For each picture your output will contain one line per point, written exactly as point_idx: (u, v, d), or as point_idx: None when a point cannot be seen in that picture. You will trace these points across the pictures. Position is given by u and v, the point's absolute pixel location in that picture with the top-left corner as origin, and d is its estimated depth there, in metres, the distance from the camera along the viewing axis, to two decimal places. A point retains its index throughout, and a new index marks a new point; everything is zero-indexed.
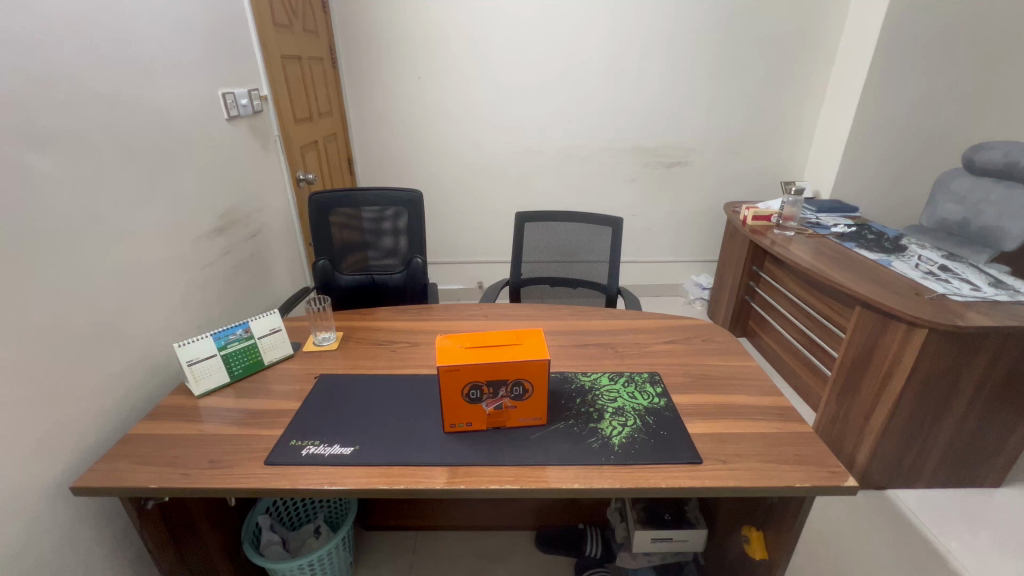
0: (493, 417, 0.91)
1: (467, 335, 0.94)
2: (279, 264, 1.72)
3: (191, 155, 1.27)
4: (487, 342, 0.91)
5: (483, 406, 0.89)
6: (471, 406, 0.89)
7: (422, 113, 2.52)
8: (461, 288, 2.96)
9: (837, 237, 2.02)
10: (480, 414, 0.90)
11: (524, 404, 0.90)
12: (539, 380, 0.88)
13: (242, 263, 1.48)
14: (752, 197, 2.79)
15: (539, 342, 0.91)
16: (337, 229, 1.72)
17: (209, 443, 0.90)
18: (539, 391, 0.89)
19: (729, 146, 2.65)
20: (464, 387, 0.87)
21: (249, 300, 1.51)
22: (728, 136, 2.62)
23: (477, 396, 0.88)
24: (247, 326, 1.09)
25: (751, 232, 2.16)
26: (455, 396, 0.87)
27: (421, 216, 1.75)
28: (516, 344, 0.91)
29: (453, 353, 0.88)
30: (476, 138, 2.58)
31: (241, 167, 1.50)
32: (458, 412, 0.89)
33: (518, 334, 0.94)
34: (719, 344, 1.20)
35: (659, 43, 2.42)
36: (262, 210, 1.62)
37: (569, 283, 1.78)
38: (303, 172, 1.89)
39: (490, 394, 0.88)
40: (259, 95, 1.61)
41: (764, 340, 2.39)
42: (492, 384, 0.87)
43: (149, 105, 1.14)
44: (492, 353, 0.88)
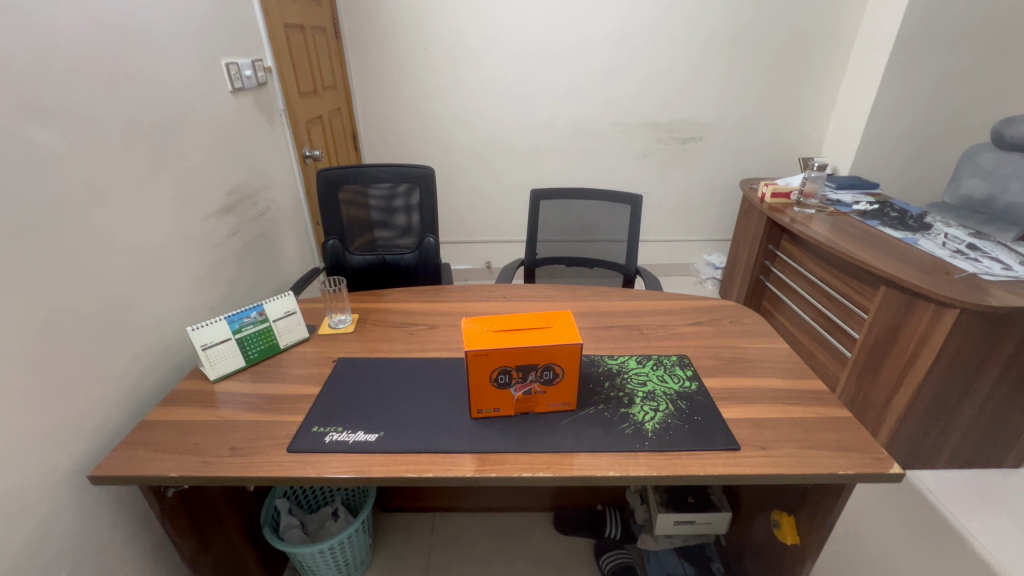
0: (521, 403, 0.87)
1: (494, 317, 0.90)
2: (288, 244, 1.67)
3: (195, 129, 1.21)
4: (515, 325, 0.87)
5: (511, 391, 0.86)
6: (499, 391, 0.86)
7: (428, 86, 2.43)
8: (469, 268, 2.92)
9: (859, 214, 1.96)
10: (508, 399, 0.87)
11: (554, 389, 0.86)
12: (570, 365, 0.84)
13: (251, 244, 1.43)
14: (768, 174, 2.71)
15: (570, 325, 0.87)
16: (347, 207, 1.67)
17: (228, 429, 0.87)
18: (570, 376, 0.86)
19: (745, 119, 2.56)
20: (492, 372, 0.83)
21: (258, 281, 1.47)
22: (746, 110, 2.54)
23: (506, 381, 0.85)
24: (262, 308, 1.05)
25: (769, 209, 2.10)
26: (483, 381, 0.84)
27: (432, 193, 1.69)
28: (545, 327, 0.87)
29: (481, 336, 0.84)
30: (485, 112, 2.50)
31: (246, 142, 1.44)
32: (486, 398, 0.86)
33: (547, 316, 0.90)
34: (748, 326, 1.16)
35: (677, 11, 2.31)
36: (269, 189, 1.56)
37: (585, 262, 1.73)
38: (309, 148, 1.83)
39: (520, 379, 0.85)
40: (264, 66, 1.53)
41: (779, 320, 2.36)
42: (522, 368, 0.84)
43: (150, 75, 1.07)
44: (521, 335, 0.85)
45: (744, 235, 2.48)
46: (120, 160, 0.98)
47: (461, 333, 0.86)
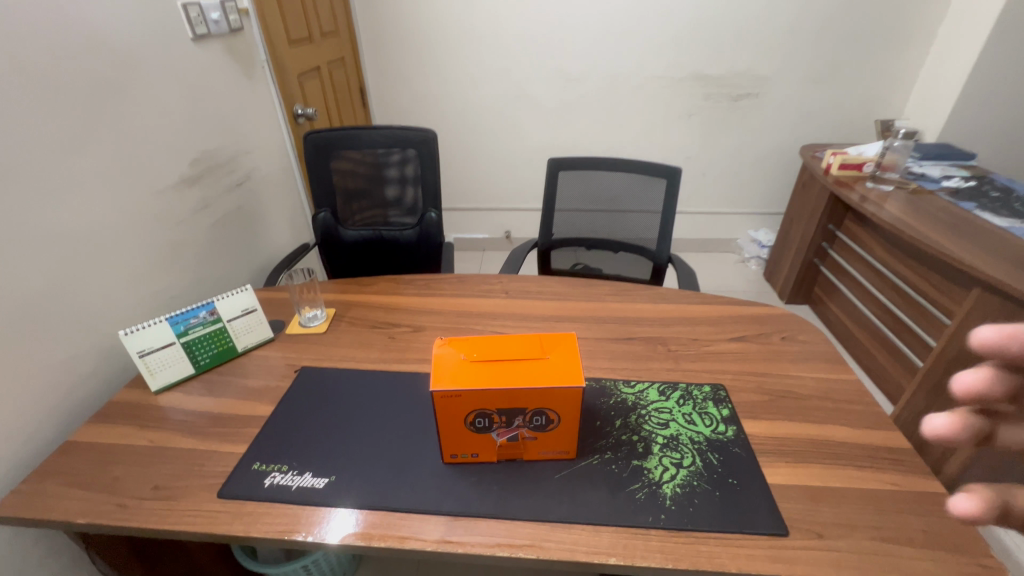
0: (506, 449, 0.70)
1: (475, 341, 0.71)
2: (275, 215, 1.50)
3: (145, 85, 1.02)
4: (500, 354, 0.69)
5: (492, 436, 0.68)
6: (477, 435, 0.68)
7: (442, 33, 2.15)
8: (487, 237, 2.71)
9: (949, 193, 1.62)
10: (489, 444, 0.69)
11: (546, 435, 0.68)
12: (567, 409, 0.65)
13: (226, 218, 1.28)
14: (833, 138, 2.33)
15: (571, 355, 0.68)
16: (337, 176, 1.48)
17: (157, 460, 0.73)
18: (567, 423, 0.67)
19: (813, 72, 2.16)
20: (466, 414, 0.66)
21: (236, 259, 1.32)
22: (813, 61, 2.14)
23: (485, 425, 0.67)
24: (213, 306, 0.89)
25: (834, 184, 1.77)
26: (454, 425, 0.67)
27: (432, 162, 1.47)
28: (539, 356, 0.68)
29: (453, 369, 0.66)
30: (505, 64, 2.21)
31: (218, 100, 1.24)
32: (461, 442, 0.69)
33: (543, 342, 0.71)
34: (805, 346, 0.93)
35: None
36: (250, 153, 1.38)
37: (609, 246, 1.49)
38: (302, 105, 1.63)
39: (504, 423, 0.67)
40: (238, 8, 1.31)
41: (832, 310, 2.07)
42: (505, 411, 0.66)
43: (79, 18, 0.88)
44: (505, 370, 0.66)
45: (799, 212, 2.15)
46: (36, 123, 0.81)
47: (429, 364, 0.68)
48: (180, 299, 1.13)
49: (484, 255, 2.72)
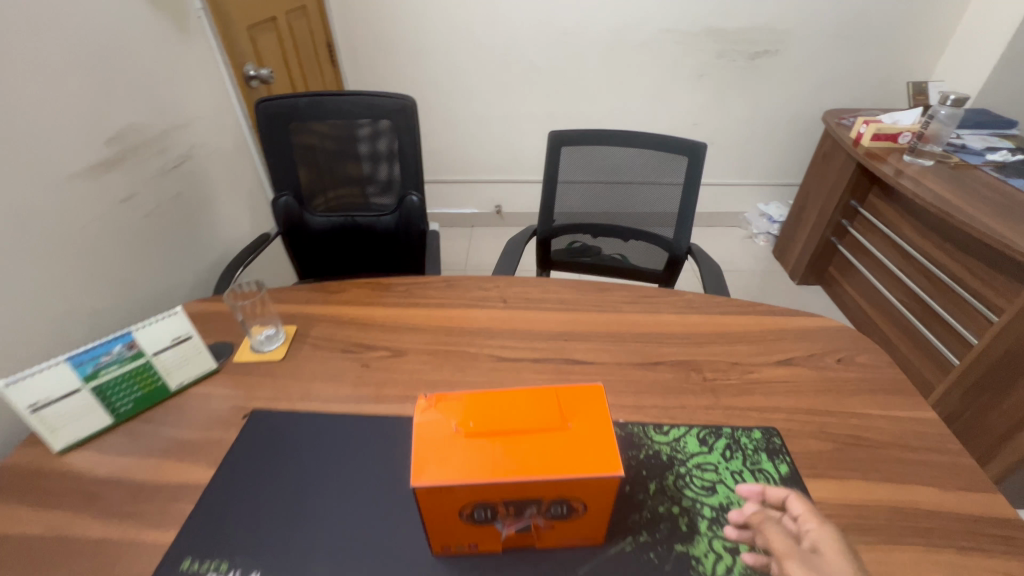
0: (515, 539, 0.53)
1: (469, 402, 0.54)
2: (226, 200, 1.28)
3: (25, 41, 0.77)
4: (503, 423, 0.51)
5: (497, 528, 0.52)
6: (478, 527, 0.51)
7: None
8: (476, 213, 2.49)
9: (996, 168, 1.44)
10: (494, 536, 0.53)
11: (569, 525, 0.52)
12: (597, 497, 0.49)
13: (161, 208, 1.05)
14: (856, 102, 2.12)
15: (599, 422, 0.51)
16: (298, 153, 1.25)
17: (55, 557, 0.55)
18: (596, 510, 0.50)
19: (840, 25, 1.93)
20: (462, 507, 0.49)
21: (177, 257, 1.10)
22: (841, 13, 1.90)
23: (487, 517, 0.50)
24: (132, 338, 0.69)
25: (865, 156, 1.58)
26: (446, 518, 0.50)
27: (413, 136, 1.24)
28: (557, 425, 0.50)
29: (441, 449, 0.49)
30: (493, 15, 1.93)
31: (137, 59, 0.99)
32: (456, 534, 0.52)
33: (561, 400, 0.53)
34: (866, 372, 0.77)
35: None
36: (189, 126, 1.14)
37: (618, 233, 1.30)
38: (254, 65, 1.36)
39: (513, 513, 0.50)
40: None
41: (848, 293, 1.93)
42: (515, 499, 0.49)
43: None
44: (514, 450, 0.49)
45: (817, 185, 1.97)
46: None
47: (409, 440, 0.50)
48: (105, 312, 0.93)
49: (472, 232, 2.51)
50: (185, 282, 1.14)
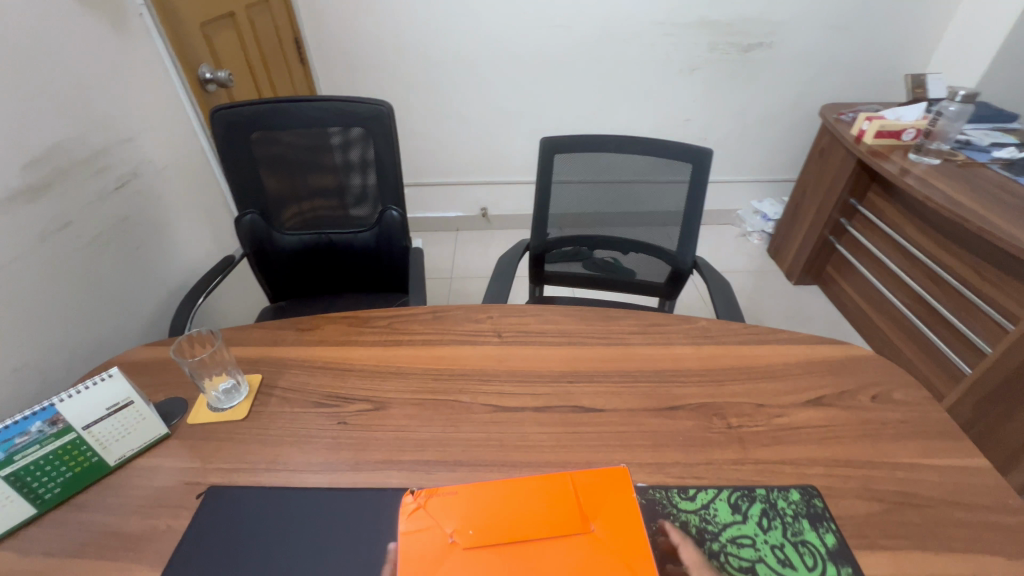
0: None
1: (468, 501, 0.46)
2: (182, 219, 1.15)
3: None
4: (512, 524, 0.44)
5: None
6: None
7: None
8: (460, 216, 2.38)
9: (1003, 166, 1.39)
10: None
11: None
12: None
13: (102, 236, 0.93)
14: (851, 95, 2.05)
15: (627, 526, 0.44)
16: (262, 165, 1.12)
17: None
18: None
19: (837, 15, 1.85)
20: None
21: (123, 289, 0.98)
22: (837, 3, 1.82)
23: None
24: (55, 411, 0.57)
25: (868, 153, 1.51)
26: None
27: (391, 146, 1.12)
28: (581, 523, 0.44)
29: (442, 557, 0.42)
30: (473, 7, 1.80)
31: (63, 66, 0.85)
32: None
33: (579, 498, 0.47)
34: (906, 412, 0.69)
35: None
36: (133, 140, 1.01)
37: (617, 245, 1.22)
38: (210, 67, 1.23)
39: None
40: None
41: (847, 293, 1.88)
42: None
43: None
44: (520, 569, 0.41)
45: (815, 182, 1.90)
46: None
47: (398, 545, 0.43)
48: (36, 362, 0.80)
49: (458, 236, 2.39)
50: (136, 316, 1.01)
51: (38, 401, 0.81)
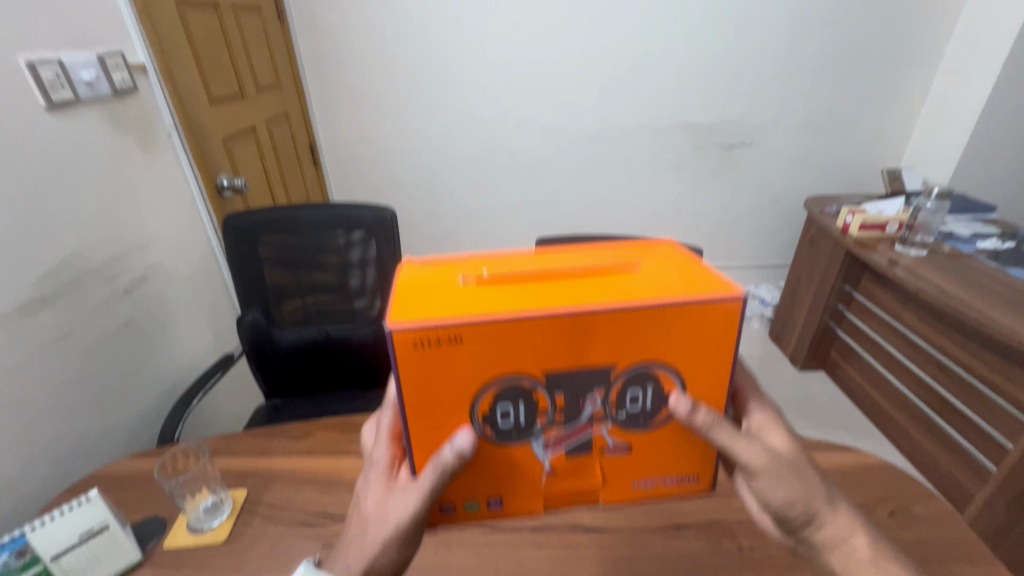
0: (563, 480, 0.44)
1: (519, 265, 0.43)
2: (186, 318, 1.17)
3: None
4: (542, 324, 0.37)
5: (521, 442, 0.42)
6: (508, 480, 0.44)
7: (401, 83, 1.90)
8: None
9: (989, 255, 1.42)
10: (529, 495, 0.45)
11: (626, 466, 0.44)
12: (672, 465, 0.45)
13: (104, 340, 0.94)
14: (832, 187, 2.17)
15: (712, 327, 0.38)
16: (267, 267, 1.17)
17: None
18: (669, 435, 0.43)
19: (809, 118, 2.01)
20: (478, 400, 0.40)
21: (117, 392, 0.97)
22: (807, 108, 1.99)
23: (512, 428, 0.41)
24: (26, 541, 0.56)
25: (855, 244, 1.57)
26: (455, 430, 0.41)
27: (393, 247, 1.16)
28: (649, 327, 0.38)
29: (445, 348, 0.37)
30: (475, 116, 1.97)
31: (93, 185, 0.93)
32: (473, 483, 0.44)
33: (668, 325, 0.38)
34: (930, 531, 0.65)
35: None
36: (148, 246, 1.06)
37: None
38: (229, 175, 1.32)
39: (560, 419, 0.42)
40: (127, 62, 1.03)
41: (854, 380, 1.84)
42: (569, 397, 0.41)
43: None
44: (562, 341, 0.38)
45: (808, 270, 1.95)
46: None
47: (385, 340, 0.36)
48: (14, 473, 0.78)
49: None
50: (126, 419, 1.00)
51: (10, 518, 0.77)
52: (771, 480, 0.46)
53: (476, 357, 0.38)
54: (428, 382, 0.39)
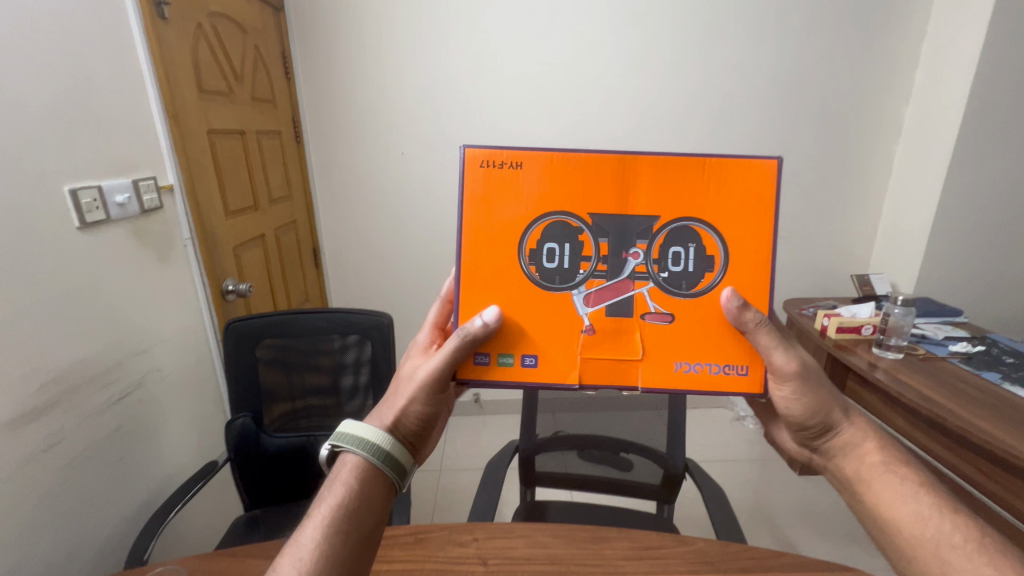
0: (603, 329, 0.66)
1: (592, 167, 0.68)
2: (175, 422, 1.17)
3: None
4: (586, 182, 0.64)
5: (563, 288, 0.66)
6: (545, 326, 0.66)
7: (402, 195, 2.04)
8: None
9: (962, 360, 1.48)
10: (567, 340, 0.66)
11: (668, 330, 0.65)
12: (720, 352, 0.65)
13: (91, 449, 0.94)
14: (810, 291, 2.27)
15: (745, 189, 0.63)
16: (262, 369, 1.18)
17: None
18: (707, 309, 0.65)
19: (780, 228, 2.17)
20: (527, 234, 0.65)
21: (94, 505, 0.94)
22: (778, 219, 2.16)
23: (553, 265, 0.65)
24: None
25: (835, 346, 1.63)
26: (514, 263, 0.66)
27: (388, 350, 1.18)
28: (687, 195, 0.63)
29: (503, 182, 0.65)
30: None
31: (107, 295, 0.98)
32: (521, 335, 0.66)
33: (705, 174, 0.62)
34: None
35: (692, 113, 1.98)
36: (150, 351, 1.09)
37: (608, 445, 1.20)
38: (234, 280, 1.39)
39: (601, 263, 0.65)
40: (157, 185, 1.14)
41: None
42: (611, 244, 0.65)
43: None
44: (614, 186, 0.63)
45: None
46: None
47: (460, 160, 0.64)
48: None
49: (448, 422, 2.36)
50: (97, 535, 0.95)
51: None
52: (801, 387, 0.62)
53: (528, 201, 0.64)
54: (488, 226, 0.65)
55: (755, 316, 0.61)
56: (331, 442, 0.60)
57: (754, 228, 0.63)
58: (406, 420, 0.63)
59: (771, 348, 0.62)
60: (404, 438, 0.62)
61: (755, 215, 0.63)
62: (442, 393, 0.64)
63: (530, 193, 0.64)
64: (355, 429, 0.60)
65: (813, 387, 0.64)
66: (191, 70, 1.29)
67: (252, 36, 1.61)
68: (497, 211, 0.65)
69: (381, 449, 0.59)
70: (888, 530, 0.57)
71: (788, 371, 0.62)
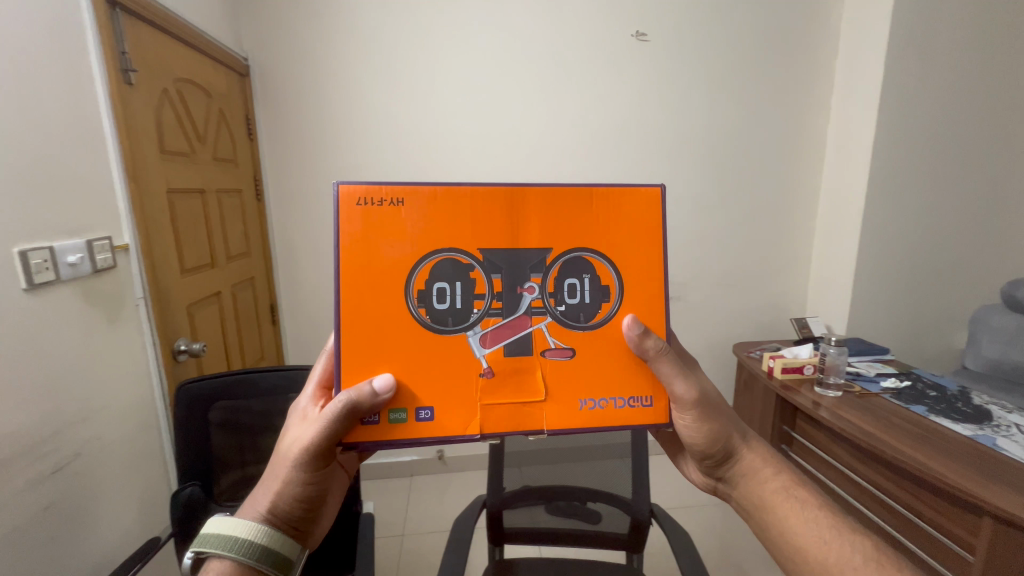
0: (503, 371, 0.63)
1: (423, 191, 0.61)
2: (115, 496, 1.21)
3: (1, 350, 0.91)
4: (475, 211, 0.62)
5: (457, 330, 0.63)
6: (442, 374, 0.62)
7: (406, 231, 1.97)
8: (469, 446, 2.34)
9: (890, 393, 1.59)
10: (465, 388, 0.62)
11: (570, 366, 0.64)
12: (622, 386, 0.65)
13: (22, 530, 0.96)
14: (760, 334, 2.41)
15: (639, 209, 0.65)
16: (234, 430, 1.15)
17: None
18: (608, 342, 0.65)
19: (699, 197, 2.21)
20: (414, 272, 0.61)
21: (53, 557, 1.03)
22: (718, 229, 2.25)
23: (444, 306, 0.62)
24: None
25: (781, 387, 1.70)
26: (401, 306, 0.61)
27: None
28: (575, 227, 0.63)
29: (383, 220, 0.60)
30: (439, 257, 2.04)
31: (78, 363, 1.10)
32: (417, 384, 0.61)
33: (593, 197, 0.63)
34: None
35: (628, 92, 2.06)
36: (103, 409, 1.17)
37: (542, 496, 1.19)
38: (187, 339, 1.46)
39: (495, 301, 0.64)
40: (112, 245, 1.20)
41: None
42: (505, 281, 0.63)
43: None
44: (467, 210, 0.62)
45: (750, 415, 2.02)
46: None
47: (334, 197, 0.59)
48: None
49: (453, 476, 2.31)
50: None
51: None
52: (702, 414, 0.65)
53: (412, 238, 0.61)
54: (370, 265, 0.60)
55: (656, 342, 0.63)
56: (193, 549, 0.58)
57: (646, 254, 0.65)
58: (287, 499, 0.62)
59: (673, 378, 0.63)
60: (286, 522, 0.62)
61: (642, 239, 0.65)
62: (325, 465, 0.62)
63: (418, 228, 0.61)
64: (219, 528, 0.59)
65: (710, 415, 0.66)
66: (154, 131, 1.36)
67: (216, 100, 1.67)
68: (382, 249, 0.60)
69: (254, 545, 0.58)
70: (799, 555, 0.61)
71: (690, 401, 0.64)
